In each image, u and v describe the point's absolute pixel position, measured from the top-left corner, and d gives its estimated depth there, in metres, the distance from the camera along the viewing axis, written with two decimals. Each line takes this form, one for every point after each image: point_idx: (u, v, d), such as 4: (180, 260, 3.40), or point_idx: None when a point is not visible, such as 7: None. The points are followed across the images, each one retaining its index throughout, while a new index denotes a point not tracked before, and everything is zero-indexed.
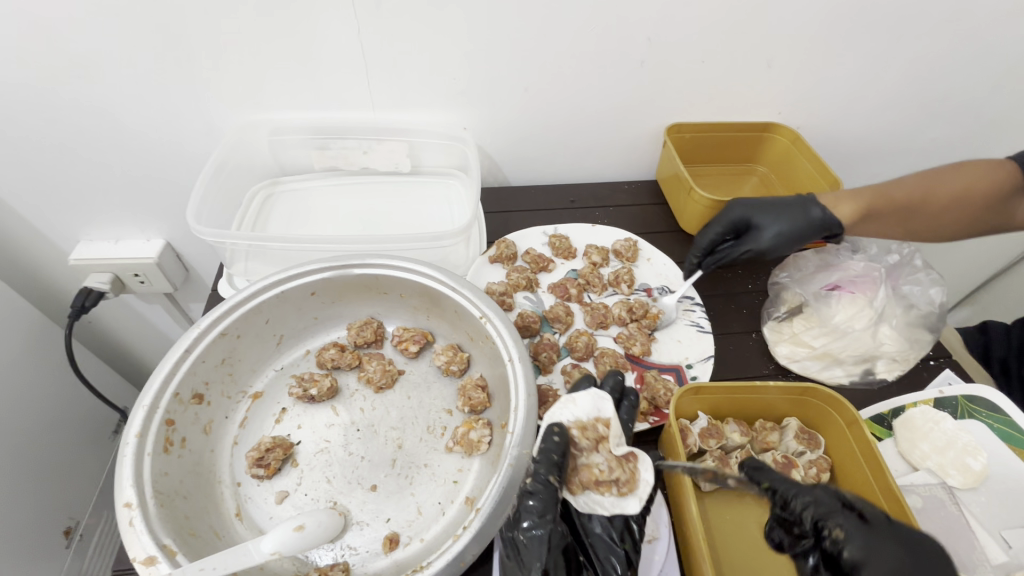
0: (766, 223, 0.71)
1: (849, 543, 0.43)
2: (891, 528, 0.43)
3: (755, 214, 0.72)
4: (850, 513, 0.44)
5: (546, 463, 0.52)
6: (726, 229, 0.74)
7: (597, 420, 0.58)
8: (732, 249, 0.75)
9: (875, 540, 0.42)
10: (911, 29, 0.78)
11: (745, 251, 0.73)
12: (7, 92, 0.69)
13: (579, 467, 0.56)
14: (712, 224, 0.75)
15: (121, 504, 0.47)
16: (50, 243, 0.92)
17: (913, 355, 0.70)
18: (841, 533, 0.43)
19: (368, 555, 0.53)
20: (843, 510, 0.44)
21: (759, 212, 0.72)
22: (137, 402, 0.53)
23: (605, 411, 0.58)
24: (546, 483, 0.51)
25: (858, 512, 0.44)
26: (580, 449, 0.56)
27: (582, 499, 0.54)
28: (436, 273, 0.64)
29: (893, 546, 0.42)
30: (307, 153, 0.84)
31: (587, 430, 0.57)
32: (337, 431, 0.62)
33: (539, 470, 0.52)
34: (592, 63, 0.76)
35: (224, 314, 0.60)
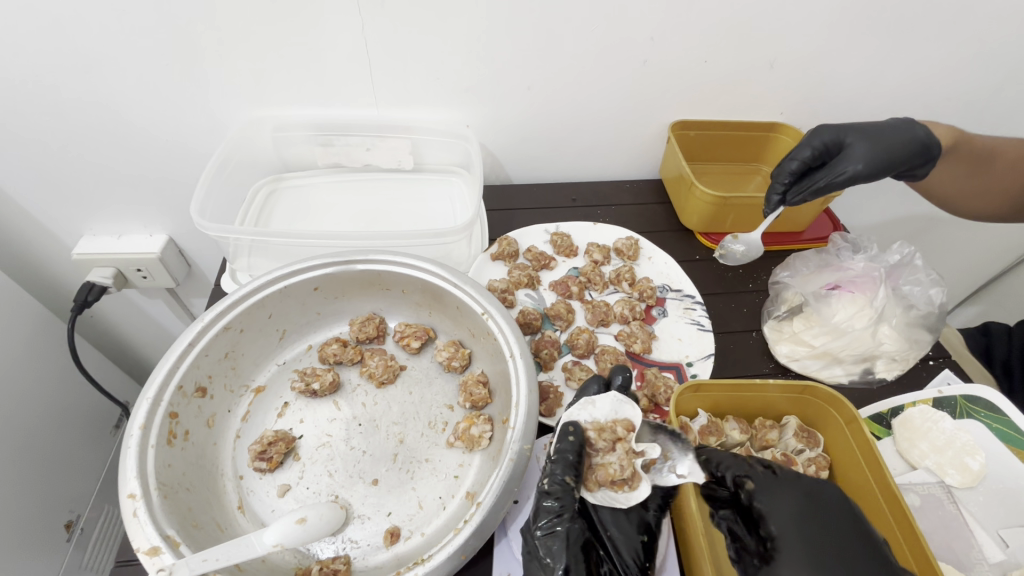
0: (859, 141, 0.70)
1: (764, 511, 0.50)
2: (790, 479, 0.51)
3: (844, 136, 0.71)
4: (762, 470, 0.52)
5: (562, 463, 0.52)
6: (818, 151, 0.72)
7: (615, 421, 0.56)
8: (819, 174, 0.72)
9: (778, 493, 0.50)
10: (914, 31, 0.78)
11: (838, 172, 0.70)
12: (13, 85, 0.69)
13: (593, 466, 0.54)
14: (798, 150, 0.73)
15: (125, 495, 0.47)
16: (53, 237, 0.92)
17: (912, 355, 0.70)
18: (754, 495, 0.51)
19: (369, 548, 0.54)
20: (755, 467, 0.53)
21: (851, 132, 0.71)
22: (141, 395, 0.53)
23: (625, 413, 0.57)
24: (563, 484, 0.51)
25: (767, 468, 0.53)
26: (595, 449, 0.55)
27: (595, 496, 0.54)
28: (439, 269, 0.65)
29: (789, 496, 0.50)
30: (311, 150, 0.85)
31: (604, 429, 0.55)
32: (339, 426, 0.62)
33: (555, 472, 0.52)
34: (595, 62, 0.77)
35: (228, 308, 0.61)
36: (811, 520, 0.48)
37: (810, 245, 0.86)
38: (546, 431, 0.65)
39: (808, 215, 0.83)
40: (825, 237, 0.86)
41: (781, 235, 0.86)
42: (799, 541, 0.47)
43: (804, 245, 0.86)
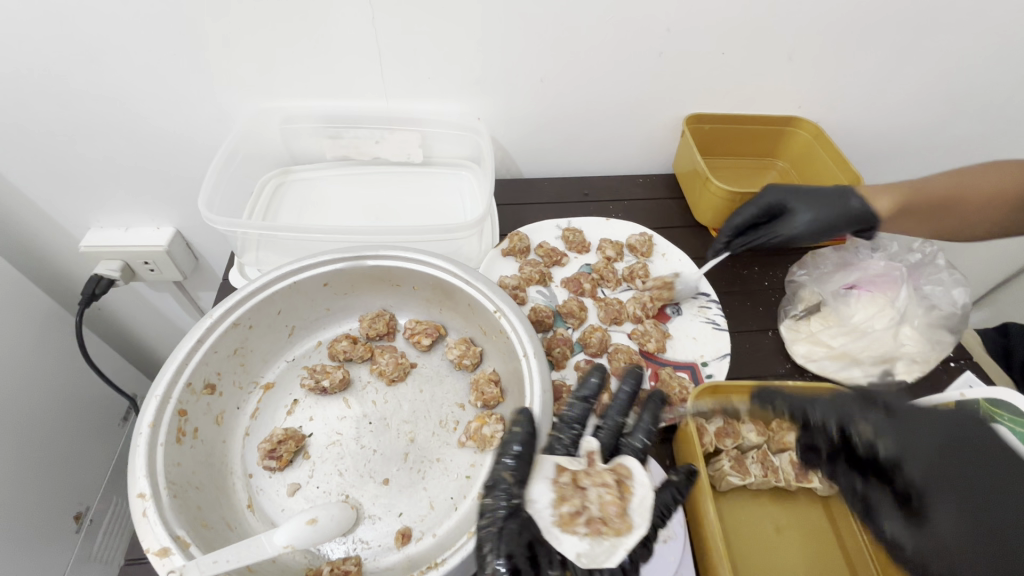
0: (800, 208, 0.70)
1: (882, 438, 0.46)
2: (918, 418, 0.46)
3: (789, 199, 0.71)
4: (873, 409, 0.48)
5: (503, 457, 0.49)
6: (761, 211, 0.73)
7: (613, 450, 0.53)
8: (761, 231, 0.74)
9: (903, 431, 0.46)
10: (940, 23, 0.75)
11: (775, 235, 0.72)
12: (19, 75, 0.68)
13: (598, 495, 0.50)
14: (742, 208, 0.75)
15: (135, 495, 0.46)
16: (61, 229, 0.91)
17: (934, 356, 0.68)
18: (870, 430, 0.47)
19: (380, 549, 0.53)
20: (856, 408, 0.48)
21: (796, 197, 0.70)
22: (150, 392, 0.52)
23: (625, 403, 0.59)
24: (499, 477, 0.48)
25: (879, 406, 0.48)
26: (578, 519, 0.47)
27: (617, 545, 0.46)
28: (451, 266, 0.63)
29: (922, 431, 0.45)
30: (319, 142, 0.83)
31: (561, 496, 0.49)
32: (350, 424, 0.61)
33: (496, 464, 0.49)
34: (610, 53, 0.75)
35: (237, 304, 0.60)
36: (948, 456, 0.44)
37: (827, 243, 0.84)
38: None
39: None
40: None
41: None
42: (946, 479, 0.43)
43: (821, 243, 0.84)
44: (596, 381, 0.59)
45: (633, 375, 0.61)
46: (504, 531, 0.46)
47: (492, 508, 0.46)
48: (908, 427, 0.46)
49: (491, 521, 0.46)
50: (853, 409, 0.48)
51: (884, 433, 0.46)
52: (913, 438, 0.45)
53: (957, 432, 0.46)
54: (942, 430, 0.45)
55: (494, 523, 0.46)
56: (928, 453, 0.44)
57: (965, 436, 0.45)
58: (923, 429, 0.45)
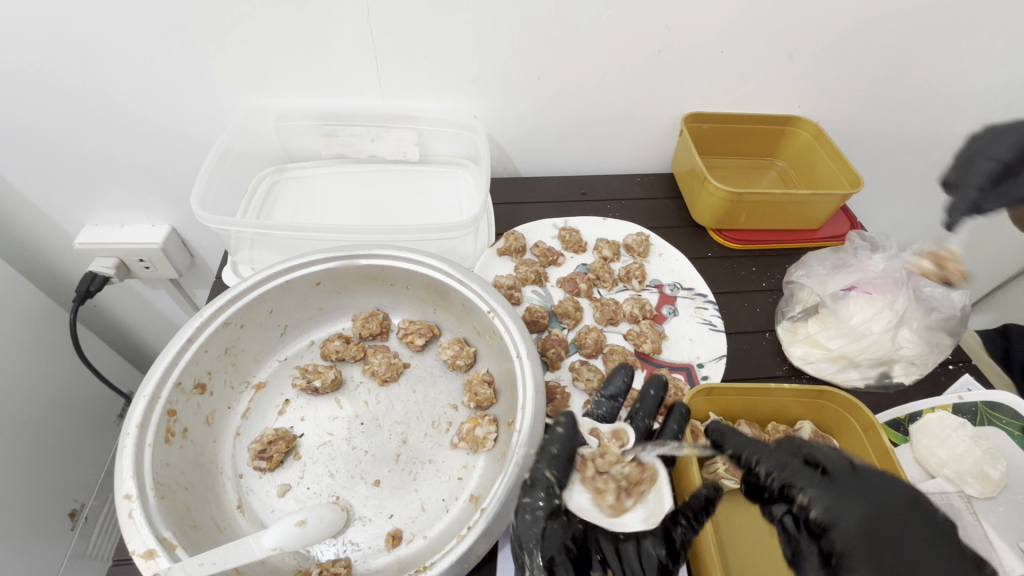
0: None
1: (815, 503, 0.45)
2: (854, 484, 0.45)
3: None
4: (813, 473, 0.46)
5: (544, 457, 0.49)
6: None
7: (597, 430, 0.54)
8: None
9: (835, 499, 0.44)
10: (941, 22, 0.75)
11: None
12: (10, 71, 0.67)
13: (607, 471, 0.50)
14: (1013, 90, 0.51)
15: (121, 496, 0.46)
16: (56, 227, 0.91)
17: (932, 359, 0.68)
18: (807, 496, 0.45)
19: (370, 551, 0.53)
20: (804, 469, 0.47)
21: None
22: (138, 391, 0.52)
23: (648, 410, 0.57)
24: (543, 478, 0.48)
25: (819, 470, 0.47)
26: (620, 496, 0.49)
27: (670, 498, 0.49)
28: (445, 265, 0.63)
29: (853, 502, 0.44)
30: (314, 139, 0.83)
31: (598, 490, 0.49)
32: (341, 425, 0.61)
33: (536, 464, 0.49)
34: (607, 52, 0.74)
35: (227, 303, 0.59)
36: (878, 527, 0.43)
37: (826, 244, 0.83)
38: None
39: (824, 212, 0.79)
40: (842, 235, 0.84)
41: (797, 233, 0.83)
42: (871, 549, 0.42)
43: (820, 244, 0.83)
44: (623, 382, 0.59)
45: (659, 381, 0.59)
46: (547, 529, 0.47)
47: (533, 508, 0.46)
48: (840, 484, 0.45)
49: (534, 520, 0.46)
50: (795, 471, 0.47)
51: (817, 499, 0.45)
52: (846, 508, 0.44)
53: (894, 504, 0.44)
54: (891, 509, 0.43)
55: (536, 524, 0.46)
56: (856, 524, 0.43)
57: (899, 509, 0.44)
58: (858, 499, 0.44)
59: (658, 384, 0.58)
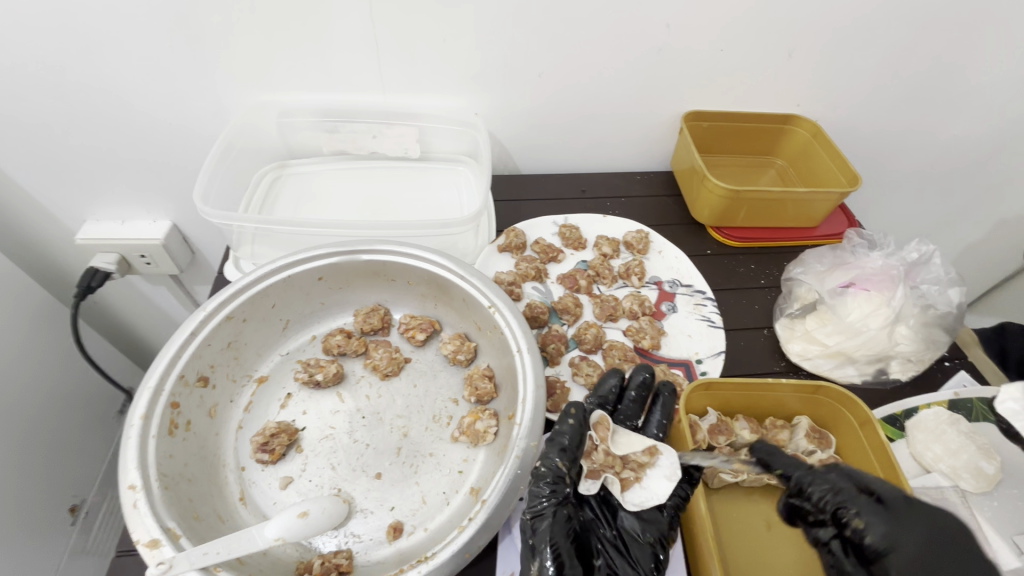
0: None
1: (871, 530, 0.44)
2: (913, 511, 0.45)
3: None
4: (867, 498, 0.46)
5: (555, 448, 0.51)
6: None
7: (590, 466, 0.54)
8: None
9: (891, 525, 0.44)
10: (938, 22, 0.75)
11: None
12: (14, 66, 0.68)
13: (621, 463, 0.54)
14: None
15: (125, 486, 0.47)
16: (57, 222, 0.91)
17: (928, 356, 0.68)
18: (862, 520, 0.45)
19: (371, 543, 0.53)
20: (858, 494, 0.46)
21: None
22: (142, 384, 0.52)
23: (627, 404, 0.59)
24: (554, 468, 0.50)
25: (874, 495, 0.46)
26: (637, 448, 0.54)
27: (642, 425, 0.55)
28: (446, 261, 0.63)
29: (912, 529, 0.43)
30: (316, 136, 0.83)
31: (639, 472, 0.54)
32: (343, 418, 0.61)
33: (547, 454, 0.51)
34: (607, 50, 0.75)
35: (230, 297, 0.60)
36: (943, 558, 0.42)
37: (824, 242, 0.84)
38: (553, 427, 0.64)
39: (822, 210, 0.80)
40: (840, 233, 0.84)
41: (796, 232, 0.84)
42: None
43: (817, 242, 0.84)
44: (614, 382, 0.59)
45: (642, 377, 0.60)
46: (557, 516, 0.48)
47: (541, 496, 0.49)
48: (899, 514, 0.45)
49: (543, 508, 0.48)
50: (848, 493, 0.47)
51: (880, 524, 0.44)
52: (901, 535, 0.43)
53: (954, 540, 0.43)
54: (949, 542, 0.43)
55: (548, 509, 0.48)
56: (914, 553, 0.42)
57: (962, 547, 0.42)
58: (917, 528, 0.43)
59: (643, 382, 0.59)
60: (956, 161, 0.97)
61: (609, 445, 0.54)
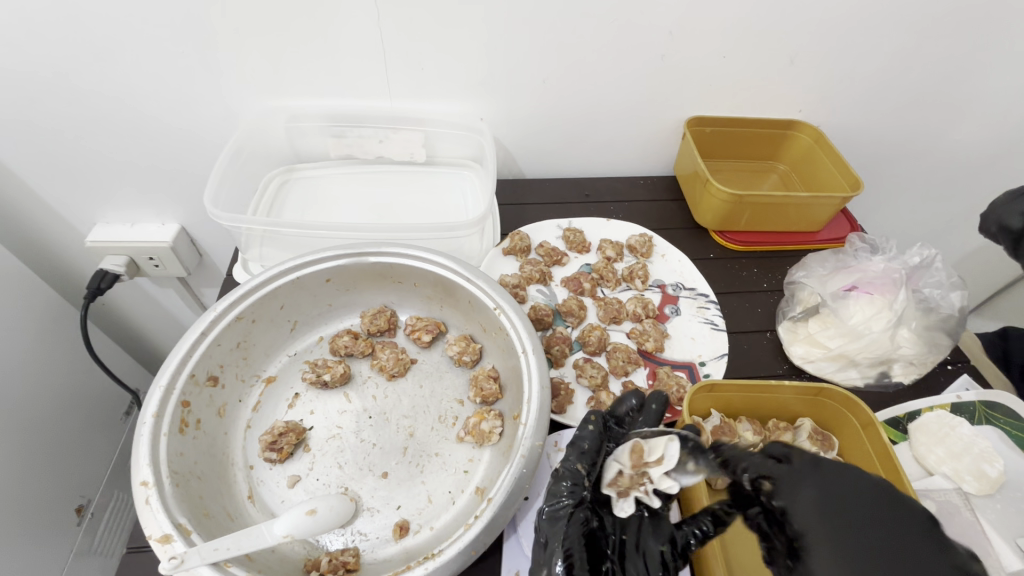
0: None
1: (775, 489, 0.45)
2: (810, 467, 0.45)
3: None
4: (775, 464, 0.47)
5: (573, 450, 0.51)
6: None
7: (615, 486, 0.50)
8: None
9: (797, 485, 0.44)
10: (939, 28, 0.76)
11: None
12: (28, 71, 0.69)
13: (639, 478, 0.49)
14: None
15: (138, 483, 0.47)
16: (67, 225, 0.93)
17: (930, 358, 0.69)
18: (769, 484, 0.46)
19: (378, 541, 0.54)
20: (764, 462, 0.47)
21: None
22: (154, 382, 0.53)
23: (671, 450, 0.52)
24: (573, 470, 0.50)
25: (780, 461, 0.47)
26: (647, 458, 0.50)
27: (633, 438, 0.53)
28: (452, 263, 0.64)
29: (808, 486, 0.44)
30: (324, 141, 0.84)
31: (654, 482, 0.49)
32: (349, 418, 0.62)
33: (569, 457, 0.51)
34: (611, 56, 0.76)
35: (239, 298, 0.61)
36: (839, 512, 0.42)
37: (826, 246, 0.85)
38: (558, 428, 0.65)
39: (824, 215, 0.81)
40: (843, 237, 0.85)
41: (797, 236, 0.85)
42: (832, 531, 0.41)
43: (820, 246, 0.85)
44: (631, 402, 0.57)
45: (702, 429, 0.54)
46: (571, 519, 0.47)
47: (559, 494, 0.48)
48: (796, 469, 0.45)
49: (560, 510, 0.48)
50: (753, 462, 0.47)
51: (792, 489, 0.44)
52: (801, 492, 0.44)
53: (864, 497, 0.43)
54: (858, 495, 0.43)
55: (563, 512, 0.48)
56: (814, 507, 0.43)
57: (875, 505, 0.42)
58: (815, 485, 0.44)
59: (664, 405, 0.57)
60: (958, 166, 0.98)
61: (625, 465, 0.50)
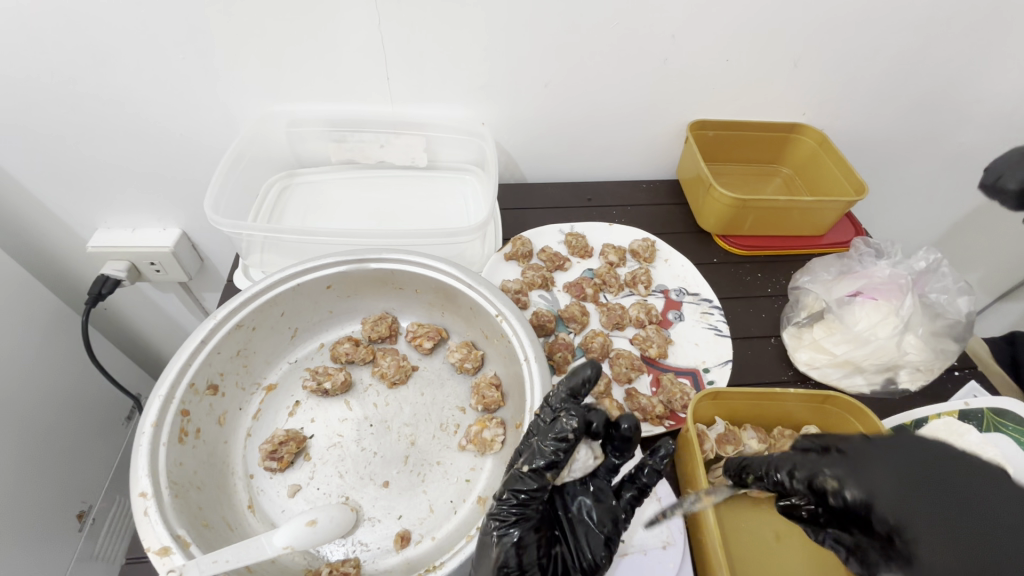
0: None
1: (839, 481, 0.42)
2: (870, 445, 0.43)
3: None
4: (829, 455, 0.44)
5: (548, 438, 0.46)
6: None
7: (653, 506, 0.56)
8: None
9: (858, 466, 0.42)
10: (945, 30, 0.75)
11: None
12: (29, 76, 0.69)
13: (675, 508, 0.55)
14: None
15: (137, 493, 0.47)
16: (68, 230, 0.92)
17: (938, 365, 0.67)
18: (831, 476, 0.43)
19: (379, 551, 0.53)
20: (819, 456, 0.45)
21: None
22: (153, 392, 0.53)
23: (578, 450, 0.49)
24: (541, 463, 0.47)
25: (833, 448, 0.45)
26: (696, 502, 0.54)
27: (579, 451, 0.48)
28: (453, 269, 0.64)
29: (871, 461, 0.42)
30: (325, 146, 0.84)
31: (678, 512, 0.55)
32: (350, 426, 0.62)
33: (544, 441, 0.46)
34: (614, 60, 0.75)
35: (239, 306, 0.60)
36: (911, 481, 0.40)
37: (831, 250, 0.84)
38: None
39: (829, 219, 0.80)
40: (847, 241, 0.84)
41: (801, 240, 0.84)
42: (915, 505, 0.39)
43: (825, 250, 0.84)
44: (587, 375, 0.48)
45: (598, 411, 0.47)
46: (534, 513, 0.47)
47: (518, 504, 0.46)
48: (875, 457, 0.42)
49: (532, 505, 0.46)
50: (812, 461, 0.45)
51: (869, 481, 0.41)
52: (871, 476, 0.41)
53: (960, 488, 0.39)
54: (931, 464, 0.41)
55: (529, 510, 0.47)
56: (888, 484, 0.40)
57: (976, 496, 0.38)
58: (879, 460, 0.42)
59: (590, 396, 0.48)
60: (964, 169, 0.97)
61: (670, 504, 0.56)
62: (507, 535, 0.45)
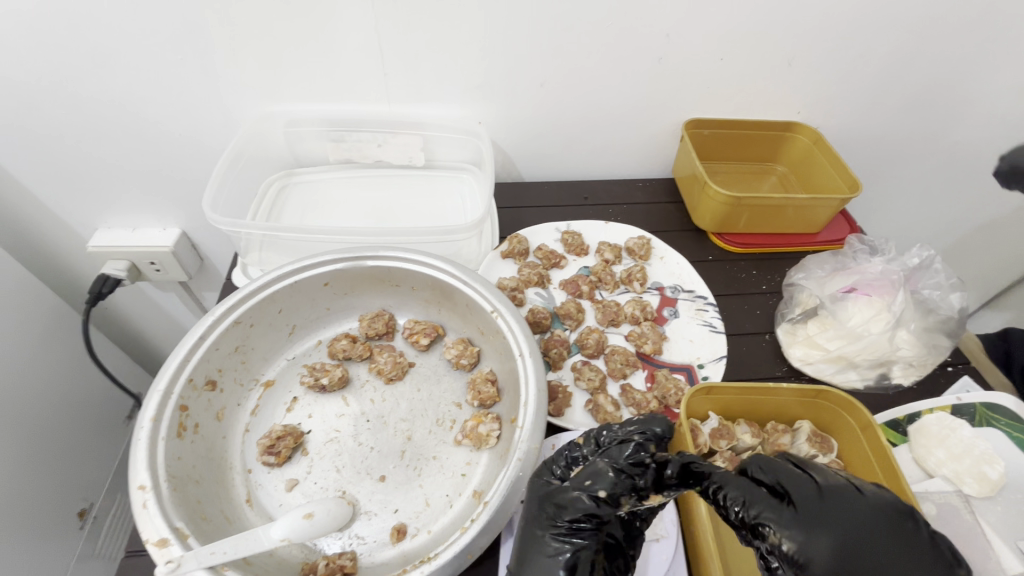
0: None
1: (788, 541, 0.42)
2: (825, 505, 0.43)
3: None
4: (779, 504, 0.44)
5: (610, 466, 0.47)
6: None
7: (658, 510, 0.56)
8: None
9: (806, 529, 0.42)
10: (937, 28, 0.76)
11: None
12: (30, 79, 0.70)
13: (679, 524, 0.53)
14: None
15: (136, 487, 0.48)
16: (68, 230, 0.93)
17: (930, 360, 0.68)
18: (778, 533, 0.42)
19: (375, 544, 0.54)
20: (772, 503, 0.44)
21: None
22: (152, 388, 0.53)
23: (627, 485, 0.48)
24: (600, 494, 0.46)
25: (786, 498, 0.44)
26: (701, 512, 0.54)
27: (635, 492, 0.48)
28: (449, 266, 0.65)
29: (823, 528, 0.41)
30: (323, 145, 0.85)
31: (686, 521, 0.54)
32: (348, 421, 0.62)
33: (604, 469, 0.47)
34: (608, 59, 0.76)
35: (238, 303, 0.61)
36: (852, 555, 0.40)
37: (826, 247, 0.85)
38: (554, 431, 0.65)
39: (823, 216, 0.81)
40: (842, 239, 0.85)
41: (796, 237, 0.85)
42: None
43: (819, 247, 0.84)
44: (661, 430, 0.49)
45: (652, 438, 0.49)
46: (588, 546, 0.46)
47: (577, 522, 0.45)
48: (828, 527, 0.42)
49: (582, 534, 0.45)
50: (762, 504, 0.44)
51: (813, 548, 0.41)
52: (814, 542, 0.41)
53: (898, 567, 0.40)
54: (875, 538, 0.41)
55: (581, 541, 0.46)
56: (827, 554, 0.41)
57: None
58: (829, 529, 0.41)
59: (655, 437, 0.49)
60: (959, 167, 0.97)
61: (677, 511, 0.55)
62: (559, 553, 0.44)
